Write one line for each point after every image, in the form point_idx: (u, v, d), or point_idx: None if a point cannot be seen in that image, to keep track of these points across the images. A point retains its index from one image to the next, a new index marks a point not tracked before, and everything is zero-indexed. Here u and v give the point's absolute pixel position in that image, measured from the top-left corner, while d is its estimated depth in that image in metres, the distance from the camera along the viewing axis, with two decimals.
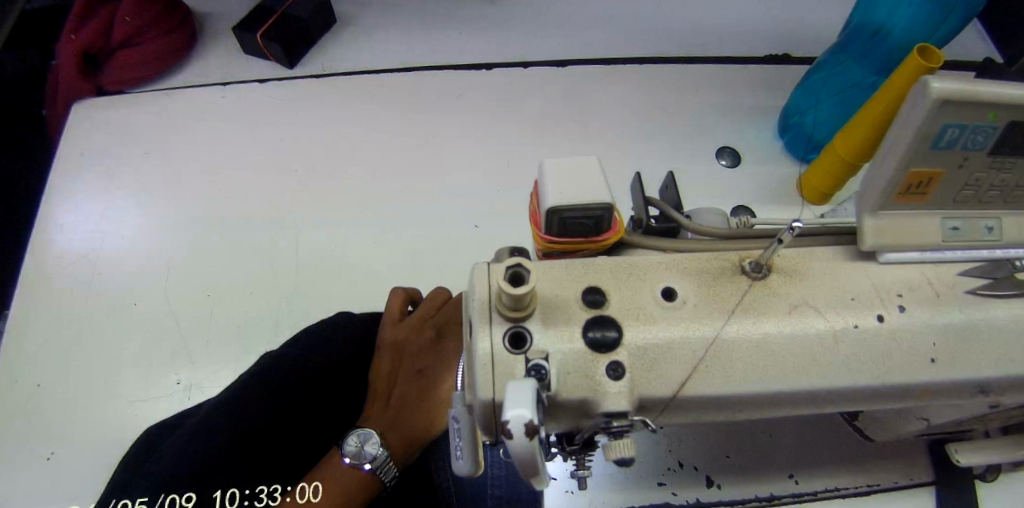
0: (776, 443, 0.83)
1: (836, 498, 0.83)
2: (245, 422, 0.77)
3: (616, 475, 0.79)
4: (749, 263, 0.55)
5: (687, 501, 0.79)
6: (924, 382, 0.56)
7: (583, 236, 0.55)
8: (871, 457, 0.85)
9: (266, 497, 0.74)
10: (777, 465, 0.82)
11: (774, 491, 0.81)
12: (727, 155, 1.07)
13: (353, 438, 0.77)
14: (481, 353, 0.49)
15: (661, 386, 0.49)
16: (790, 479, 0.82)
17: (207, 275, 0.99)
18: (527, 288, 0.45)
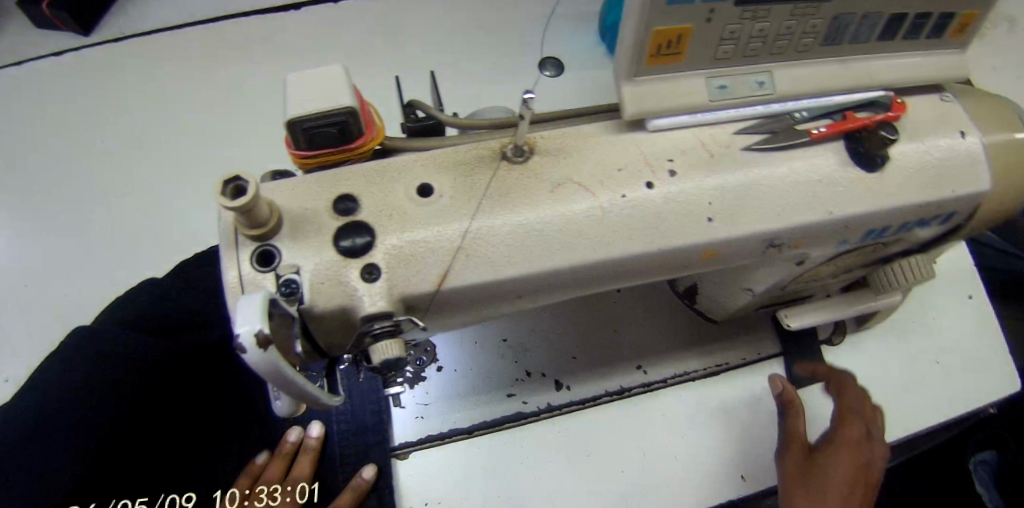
0: (622, 338, 0.84)
1: (687, 383, 0.83)
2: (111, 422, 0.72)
3: (462, 395, 0.78)
4: (509, 148, 0.54)
5: (537, 407, 0.79)
6: (703, 243, 0.56)
7: (338, 146, 0.53)
8: (719, 338, 0.86)
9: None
10: (623, 358, 0.83)
11: (624, 384, 0.82)
12: (550, 67, 1.05)
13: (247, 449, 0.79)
14: (231, 279, 0.47)
15: (420, 283, 0.49)
16: (638, 370, 0.82)
17: (30, 269, 0.93)
18: (246, 198, 0.43)
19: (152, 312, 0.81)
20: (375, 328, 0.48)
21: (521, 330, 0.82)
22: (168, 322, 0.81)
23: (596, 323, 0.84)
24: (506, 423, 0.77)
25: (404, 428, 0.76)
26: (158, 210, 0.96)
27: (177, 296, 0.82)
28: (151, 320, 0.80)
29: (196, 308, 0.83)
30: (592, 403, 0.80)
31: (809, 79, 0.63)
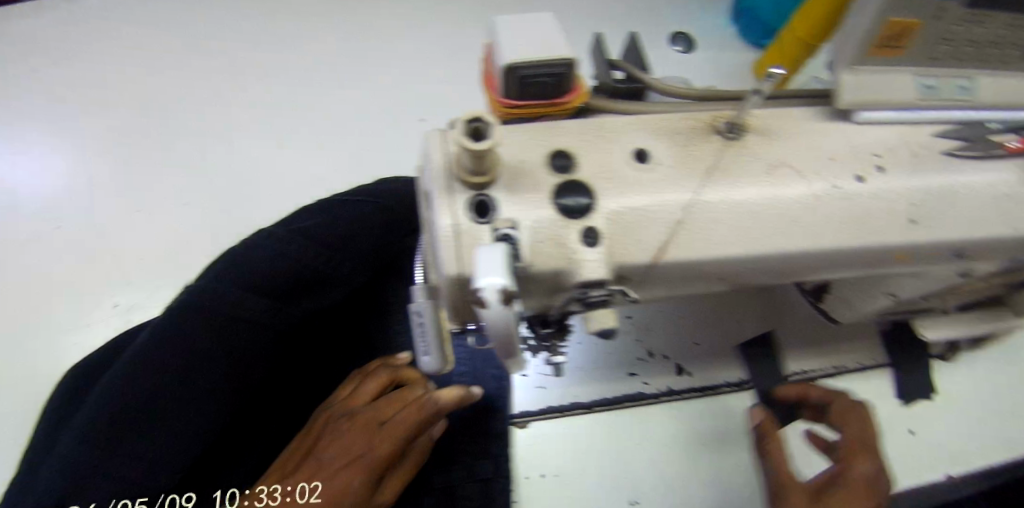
0: (739, 330, 0.86)
1: (804, 381, 0.87)
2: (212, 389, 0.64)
3: (588, 369, 0.79)
4: (722, 123, 0.52)
5: (659, 390, 0.80)
6: (900, 244, 0.54)
7: (544, 98, 0.49)
8: (833, 341, 0.90)
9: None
10: (744, 350, 0.84)
11: (745, 376, 0.83)
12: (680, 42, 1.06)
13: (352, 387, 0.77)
14: (443, 228, 0.44)
15: (640, 252, 0.46)
16: (760, 363, 0.84)
17: (137, 193, 0.90)
18: (491, 141, 0.39)
19: (271, 273, 0.66)
20: (589, 294, 0.45)
21: (647, 311, 0.84)
22: (287, 287, 0.69)
23: (717, 313, 0.86)
24: (629, 402, 0.78)
25: (525, 396, 0.77)
26: (264, 150, 0.94)
27: (302, 253, 0.69)
28: (268, 284, 0.67)
29: (327, 264, 0.72)
30: (714, 392, 0.81)
31: (1016, 95, 0.60)
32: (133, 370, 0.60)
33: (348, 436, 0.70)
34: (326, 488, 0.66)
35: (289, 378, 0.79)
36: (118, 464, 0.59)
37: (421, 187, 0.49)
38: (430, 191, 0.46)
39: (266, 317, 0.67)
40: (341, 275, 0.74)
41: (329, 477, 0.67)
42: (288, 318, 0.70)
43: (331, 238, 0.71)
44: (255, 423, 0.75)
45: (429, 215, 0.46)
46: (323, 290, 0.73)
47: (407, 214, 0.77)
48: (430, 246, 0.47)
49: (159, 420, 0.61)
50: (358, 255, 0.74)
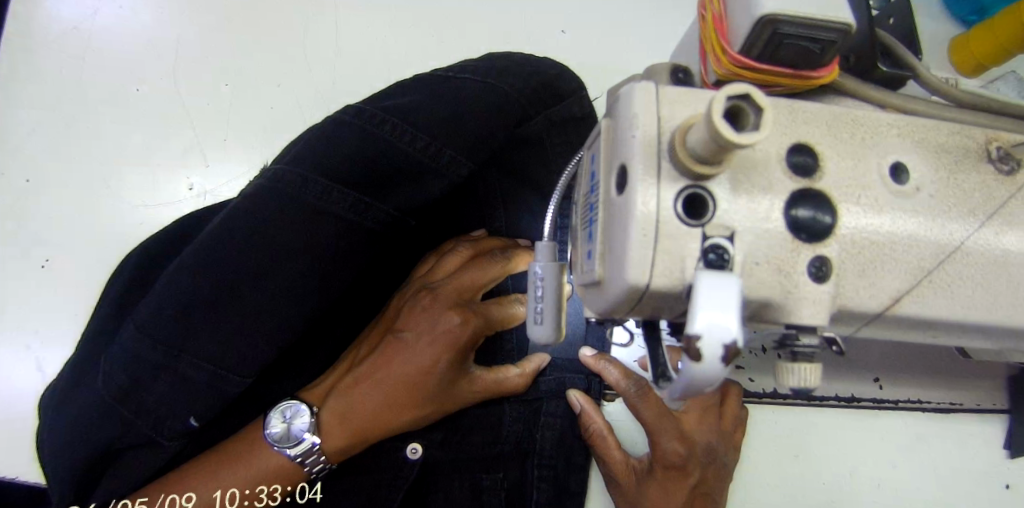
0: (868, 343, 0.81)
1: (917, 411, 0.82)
2: (278, 299, 0.55)
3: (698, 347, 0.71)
4: (996, 148, 0.40)
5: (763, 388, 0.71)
6: None
7: (792, 67, 0.38)
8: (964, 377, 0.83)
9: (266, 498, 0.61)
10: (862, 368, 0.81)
11: (856, 393, 0.81)
12: None
13: (450, 264, 0.69)
14: (641, 218, 0.33)
15: (870, 299, 0.36)
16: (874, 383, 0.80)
17: (227, 64, 0.82)
18: (757, 138, 0.28)
19: (355, 156, 0.56)
20: (799, 344, 0.35)
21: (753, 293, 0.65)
22: (377, 176, 0.57)
23: None
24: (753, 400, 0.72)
25: None
26: (372, 39, 0.83)
27: (396, 138, 0.57)
28: (355, 172, 0.56)
29: (427, 154, 0.58)
30: (818, 404, 0.81)
31: None
32: (208, 253, 0.54)
33: (429, 310, 0.64)
34: (415, 363, 0.61)
35: (370, 281, 0.70)
36: (190, 357, 0.55)
37: (603, 151, 0.38)
38: (624, 164, 0.35)
39: (351, 214, 0.56)
40: (438, 168, 0.59)
41: (413, 355, 0.62)
42: (378, 219, 0.58)
43: (427, 120, 0.57)
44: (332, 324, 0.69)
45: (617, 192, 0.36)
46: (417, 185, 0.59)
47: (512, 94, 0.63)
48: (605, 229, 0.37)
49: (231, 314, 0.55)
50: (461, 146, 0.59)
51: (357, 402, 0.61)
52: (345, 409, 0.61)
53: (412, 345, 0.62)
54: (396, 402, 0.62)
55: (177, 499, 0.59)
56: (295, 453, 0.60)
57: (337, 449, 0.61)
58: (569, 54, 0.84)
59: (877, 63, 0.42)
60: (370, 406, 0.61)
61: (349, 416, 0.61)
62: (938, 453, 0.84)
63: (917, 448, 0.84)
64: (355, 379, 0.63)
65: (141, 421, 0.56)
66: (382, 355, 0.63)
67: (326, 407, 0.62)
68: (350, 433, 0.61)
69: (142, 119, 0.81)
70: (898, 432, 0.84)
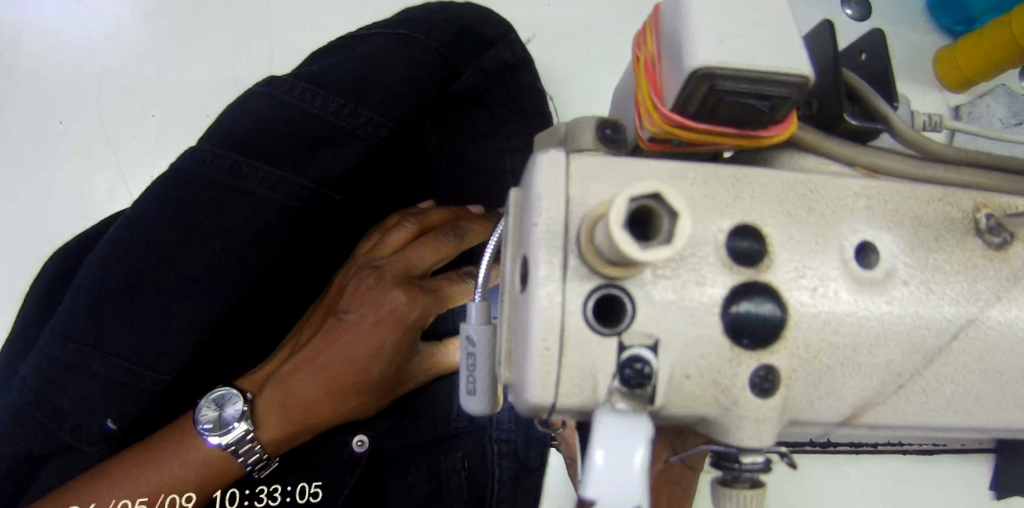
0: None
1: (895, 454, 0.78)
2: (192, 282, 0.49)
3: None
4: (985, 217, 0.34)
5: None
6: None
7: (737, 126, 0.32)
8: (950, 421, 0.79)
9: (267, 498, 0.55)
10: None
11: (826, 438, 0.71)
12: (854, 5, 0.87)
13: (399, 236, 0.59)
14: (540, 325, 0.27)
15: (828, 411, 0.30)
16: None
17: (154, 88, 0.75)
18: (667, 254, 0.21)
19: (265, 125, 0.50)
20: (740, 467, 0.29)
21: None
22: (290, 146, 0.51)
23: None
24: None
25: None
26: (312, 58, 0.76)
27: (308, 103, 0.51)
28: (265, 143, 0.50)
29: (348, 116, 0.52)
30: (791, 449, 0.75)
31: None
32: (129, 235, 0.48)
33: (374, 286, 0.55)
34: (357, 347, 0.53)
35: (303, 260, 0.61)
36: (96, 362, 0.48)
37: (512, 227, 0.32)
38: (527, 254, 0.29)
39: (263, 189, 0.50)
40: (360, 130, 0.52)
41: (358, 337, 0.53)
42: (296, 193, 0.51)
43: (339, 81, 0.52)
44: (266, 320, 0.60)
45: (521, 284, 0.29)
46: (336, 150, 0.52)
47: (440, 43, 0.57)
48: (512, 326, 0.31)
49: (136, 310, 0.48)
50: (381, 103, 0.53)
51: (290, 395, 0.52)
52: (279, 400, 0.52)
53: (354, 325, 0.54)
54: (339, 389, 0.53)
55: (177, 499, 0.51)
56: (228, 442, 0.51)
57: (274, 442, 0.52)
58: None
59: (844, 115, 0.35)
60: (311, 396, 0.53)
61: (288, 407, 0.52)
62: (918, 494, 0.80)
63: (896, 490, 0.80)
64: (292, 365, 0.54)
65: (56, 429, 0.49)
66: (320, 341, 0.55)
67: (259, 396, 0.53)
68: (288, 425, 0.52)
69: (62, 151, 0.74)
70: (876, 474, 0.80)
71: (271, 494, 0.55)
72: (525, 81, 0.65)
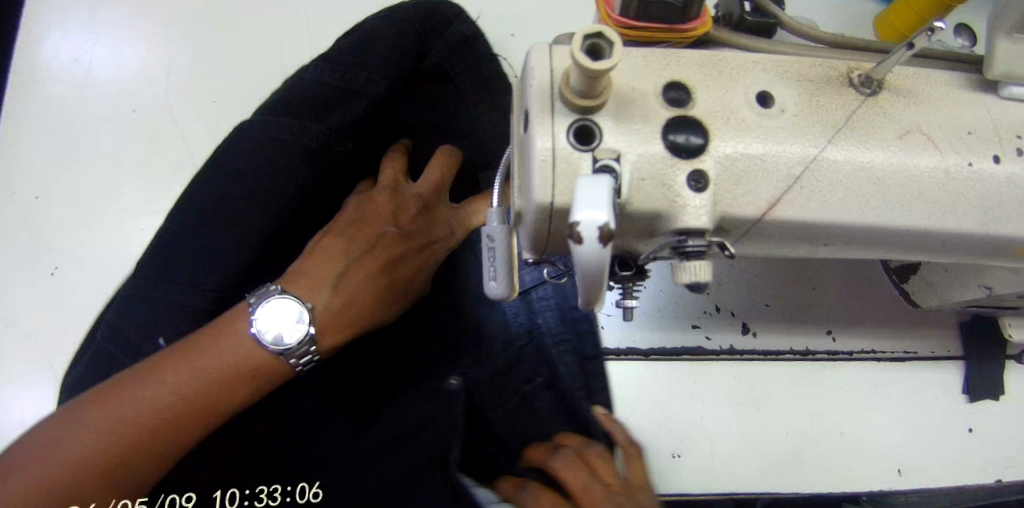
0: (819, 297, 0.90)
1: (873, 360, 0.90)
2: (249, 204, 0.68)
3: (654, 316, 0.87)
4: (856, 75, 0.47)
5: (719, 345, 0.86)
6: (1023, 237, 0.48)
7: (666, 24, 0.45)
8: (919, 328, 0.92)
9: (266, 497, 0.64)
10: (817, 321, 0.89)
11: (810, 346, 0.88)
12: None
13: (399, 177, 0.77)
14: (539, 147, 0.40)
15: (747, 206, 0.43)
16: (827, 335, 0.89)
17: (214, 83, 0.91)
18: (611, 65, 0.35)
19: (296, 95, 0.70)
20: (687, 246, 0.41)
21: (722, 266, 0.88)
22: (312, 104, 0.70)
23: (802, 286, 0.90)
24: (689, 352, 0.85)
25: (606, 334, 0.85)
26: None
27: (321, 75, 0.71)
28: (296, 106, 0.70)
29: (352, 81, 0.71)
30: (776, 357, 0.88)
31: None
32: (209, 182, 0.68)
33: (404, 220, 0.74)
34: (398, 265, 0.72)
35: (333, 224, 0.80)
36: (185, 272, 0.66)
37: (515, 103, 0.45)
38: (527, 108, 0.42)
39: (296, 137, 0.69)
40: (360, 87, 0.71)
41: (398, 256, 0.73)
42: (314, 136, 0.70)
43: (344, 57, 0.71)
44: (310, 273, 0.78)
45: (524, 132, 0.43)
46: (344, 110, 0.71)
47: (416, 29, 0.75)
48: (520, 167, 0.44)
49: (210, 227, 0.67)
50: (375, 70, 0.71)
51: (348, 295, 0.67)
52: (337, 300, 0.66)
53: (389, 246, 0.72)
54: (382, 296, 0.70)
55: (177, 499, 0.62)
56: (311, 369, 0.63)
57: (334, 338, 0.66)
58: None
59: (746, 15, 0.49)
60: (364, 299, 0.68)
61: (348, 313, 0.67)
62: (897, 398, 0.90)
63: (877, 395, 0.90)
64: (343, 271, 0.68)
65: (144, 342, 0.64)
66: (364, 257, 0.71)
67: (320, 298, 0.66)
68: (344, 332, 0.66)
69: (139, 138, 0.89)
70: (859, 380, 0.90)
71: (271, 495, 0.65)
72: (480, 50, 0.78)
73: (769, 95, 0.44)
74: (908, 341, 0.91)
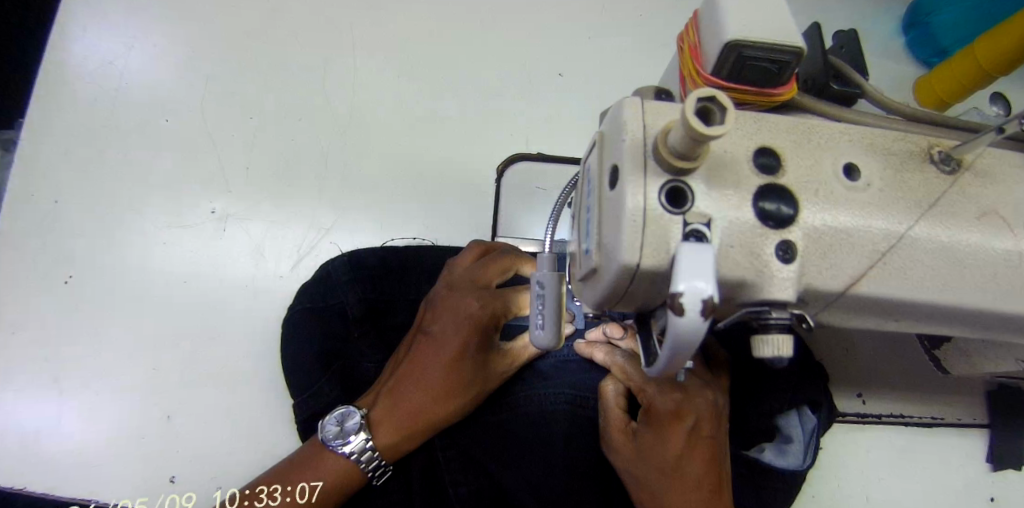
0: (850, 360, 0.90)
1: (899, 425, 0.90)
2: (307, 337, 0.76)
3: None
4: (937, 151, 0.46)
5: None
6: None
7: (756, 86, 0.45)
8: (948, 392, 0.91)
9: (266, 498, 0.65)
10: (846, 384, 0.89)
11: (840, 408, 0.89)
12: None
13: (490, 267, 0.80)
14: (629, 206, 0.39)
15: (831, 280, 0.42)
16: (857, 398, 0.89)
17: (250, 97, 0.89)
18: (724, 130, 0.34)
19: (342, 265, 0.80)
20: (770, 319, 0.40)
21: None
22: (345, 270, 0.79)
23: (834, 345, 0.90)
24: None
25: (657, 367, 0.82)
26: (383, 77, 0.89)
27: (349, 266, 0.80)
28: (332, 276, 0.79)
29: (374, 276, 0.80)
30: None
31: None
32: (291, 318, 0.78)
33: (450, 304, 0.70)
34: (445, 354, 0.68)
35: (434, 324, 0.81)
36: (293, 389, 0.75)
37: (596, 155, 0.44)
38: (616, 163, 0.41)
39: (330, 304, 0.78)
40: (364, 256, 0.81)
41: (442, 346, 0.69)
42: (345, 276, 0.79)
43: (363, 258, 0.80)
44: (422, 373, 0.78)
45: (610, 188, 0.41)
46: (362, 288, 0.78)
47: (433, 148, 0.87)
48: (600, 223, 0.43)
49: (295, 349, 0.76)
50: (376, 255, 0.81)
51: (402, 401, 0.68)
52: (395, 405, 0.68)
53: (437, 337, 0.69)
54: (439, 393, 0.68)
55: None
56: (350, 450, 0.66)
57: (390, 444, 0.67)
58: (563, 93, 0.90)
59: (829, 83, 0.49)
60: (417, 399, 0.68)
61: (401, 411, 0.68)
62: (919, 464, 0.89)
63: (899, 460, 0.89)
64: (400, 377, 0.69)
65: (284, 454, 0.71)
66: (413, 363, 0.70)
67: (377, 409, 0.68)
68: (401, 428, 0.67)
69: (170, 148, 0.87)
70: (885, 442, 0.89)
71: (269, 495, 0.65)
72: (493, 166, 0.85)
73: (855, 169, 0.43)
74: (935, 407, 0.91)
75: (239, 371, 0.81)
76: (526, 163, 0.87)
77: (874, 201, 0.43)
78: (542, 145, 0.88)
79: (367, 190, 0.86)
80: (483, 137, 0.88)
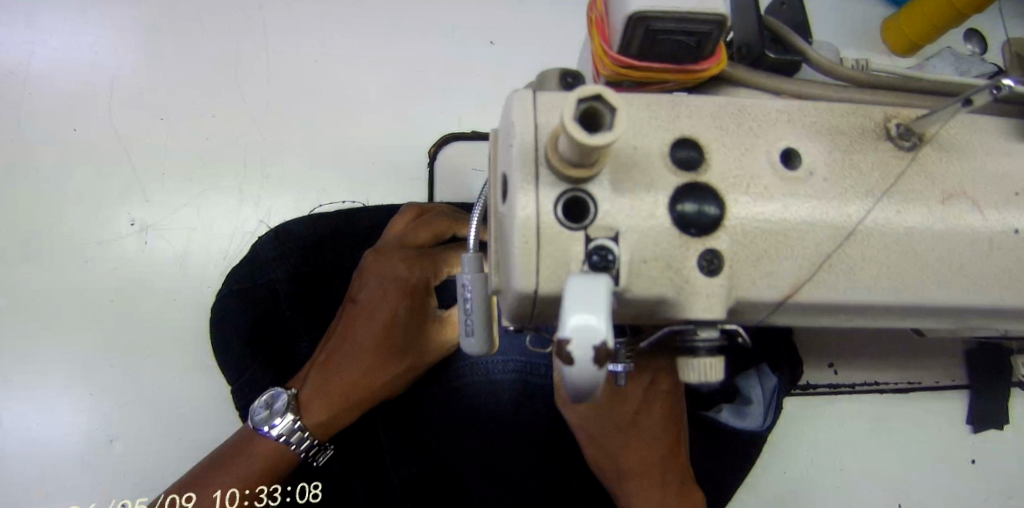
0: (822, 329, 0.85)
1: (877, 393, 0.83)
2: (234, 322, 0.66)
3: None
4: (895, 125, 0.40)
5: None
6: None
7: (674, 63, 0.38)
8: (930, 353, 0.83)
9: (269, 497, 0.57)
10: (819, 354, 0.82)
11: (812, 380, 0.82)
12: None
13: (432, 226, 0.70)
14: (519, 222, 0.33)
15: (767, 289, 0.36)
16: (828, 369, 0.82)
17: (161, 96, 0.80)
18: (611, 137, 0.27)
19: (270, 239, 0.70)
20: (696, 340, 0.35)
21: None
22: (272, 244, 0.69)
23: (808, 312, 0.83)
24: None
25: None
26: (302, 64, 0.81)
27: (278, 238, 0.70)
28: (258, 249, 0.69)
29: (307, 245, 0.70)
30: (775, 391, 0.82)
31: None
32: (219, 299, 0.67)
33: (377, 268, 0.60)
34: (375, 322, 0.58)
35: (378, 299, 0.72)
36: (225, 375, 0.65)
37: (493, 152, 0.38)
38: (506, 171, 0.35)
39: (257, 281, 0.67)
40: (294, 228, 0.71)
41: (371, 314, 0.59)
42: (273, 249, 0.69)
43: (292, 231, 0.70)
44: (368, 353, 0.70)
45: (503, 198, 0.35)
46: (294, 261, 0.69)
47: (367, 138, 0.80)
48: (497, 236, 0.36)
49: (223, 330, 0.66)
50: (306, 225, 0.71)
51: (331, 378, 0.58)
52: (324, 381, 0.58)
53: (365, 304, 0.59)
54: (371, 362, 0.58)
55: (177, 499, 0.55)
56: (278, 433, 0.56)
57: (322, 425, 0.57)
58: (498, 66, 0.83)
59: (766, 51, 0.42)
60: (349, 371, 0.58)
61: (333, 386, 0.58)
62: None
63: None
64: (328, 352, 0.60)
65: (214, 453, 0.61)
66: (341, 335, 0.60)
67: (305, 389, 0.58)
68: (334, 405, 0.58)
69: (80, 159, 0.78)
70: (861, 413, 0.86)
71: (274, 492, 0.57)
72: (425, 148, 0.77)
73: (794, 156, 0.37)
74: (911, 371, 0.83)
75: (174, 396, 0.75)
76: (460, 144, 0.80)
77: (818, 191, 0.37)
78: (479, 126, 0.81)
79: (296, 189, 0.79)
80: (416, 123, 0.81)
